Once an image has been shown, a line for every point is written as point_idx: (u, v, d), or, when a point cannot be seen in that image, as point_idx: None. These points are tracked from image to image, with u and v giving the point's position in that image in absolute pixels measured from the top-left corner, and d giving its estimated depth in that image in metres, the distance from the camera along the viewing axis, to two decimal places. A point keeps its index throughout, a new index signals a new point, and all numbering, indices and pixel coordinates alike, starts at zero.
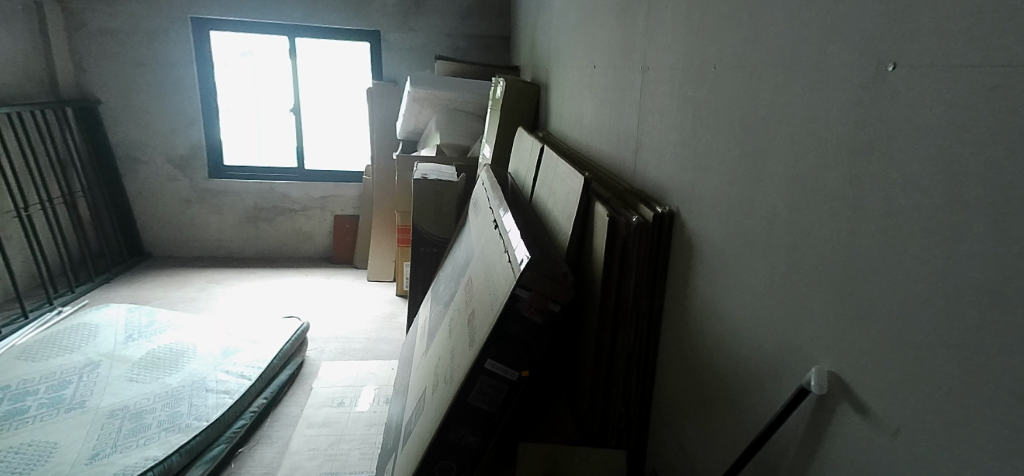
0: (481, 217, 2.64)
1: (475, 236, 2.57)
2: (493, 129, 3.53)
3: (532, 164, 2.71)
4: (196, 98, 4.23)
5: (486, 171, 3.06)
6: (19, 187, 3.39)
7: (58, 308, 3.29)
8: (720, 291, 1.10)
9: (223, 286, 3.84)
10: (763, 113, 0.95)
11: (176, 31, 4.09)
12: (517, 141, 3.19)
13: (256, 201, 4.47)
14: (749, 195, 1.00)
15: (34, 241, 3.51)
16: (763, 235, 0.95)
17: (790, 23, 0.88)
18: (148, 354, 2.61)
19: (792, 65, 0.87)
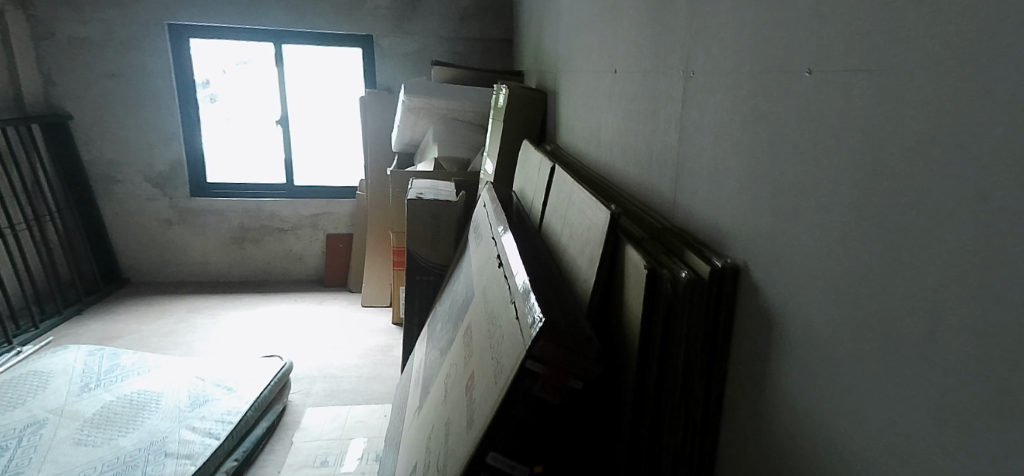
0: (484, 246, 2.32)
1: (478, 271, 2.23)
2: (496, 141, 3.19)
3: (541, 184, 2.39)
4: (175, 112, 3.87)
5: (488, 191, 2.73)
6: None
7: (17, 348, 2.91)
8: (843, 397, 0.77)
9: (204, 313, 3.46)
10: (930, 149, 0.62)
11: (151, 38, 3.72)
12: (522, 155, 2.90)
13: (242, 221, 4.12)
14: (900, 271, 0.67)
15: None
16: (934, 334, 0.62)
17: (996, 7, 0.55)
18: (104, 409, 2.20)
19: (988, 82, 0.56)
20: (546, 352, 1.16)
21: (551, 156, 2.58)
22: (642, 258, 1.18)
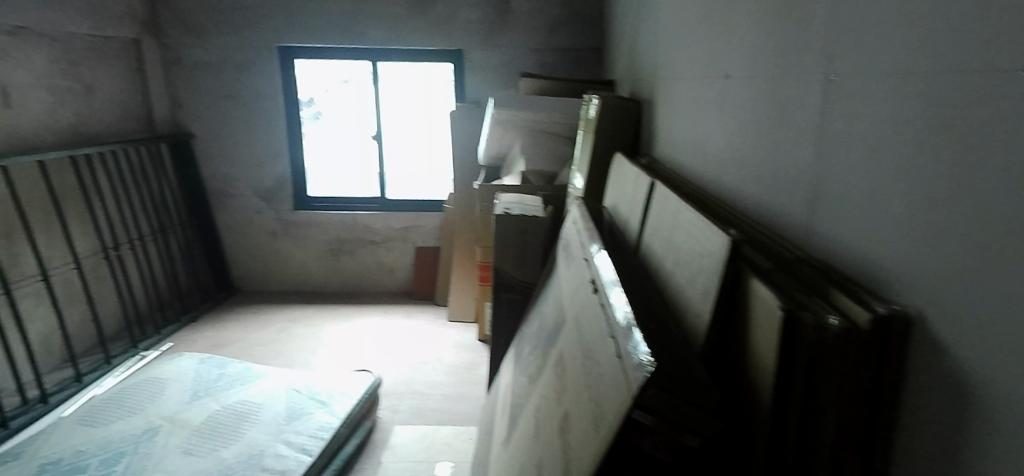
0: (575, 266, 2.19)
1: (570, 297, 2.10)
2: (586, 155, 3.04)
3: (637, 203, 2.21)
4: (282, 129, 4.02)
5: (578, 208, 2.62)
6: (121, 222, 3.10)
7: (142, 353, 2.76)
8: None
9: (302, 322, 3.55)
10: None
11: (263, 60, 3.89)
12: (615, 170, 2.75)
13: (339, 233, 4.21)
14: None
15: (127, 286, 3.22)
16: None
17: None
18: (211, 419, 2.21)
19: None
20: (656, 402, 1.00)
21: (647, 170, 2.40)
22: (776, 295, 0.96)
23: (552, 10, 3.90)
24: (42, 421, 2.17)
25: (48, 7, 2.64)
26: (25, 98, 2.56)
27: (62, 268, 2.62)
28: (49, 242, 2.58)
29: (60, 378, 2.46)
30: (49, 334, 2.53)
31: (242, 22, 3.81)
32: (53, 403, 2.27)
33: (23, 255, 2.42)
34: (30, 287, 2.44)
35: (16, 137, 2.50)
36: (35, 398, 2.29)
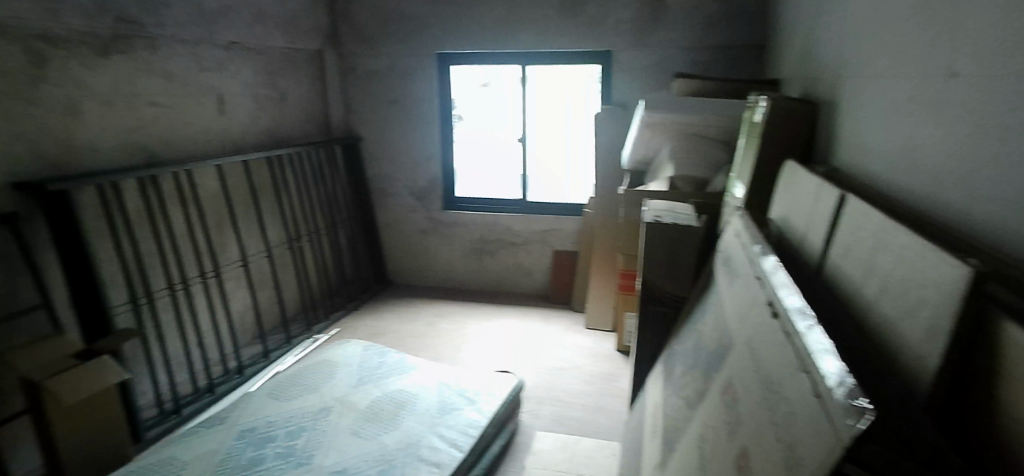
0: (740, 285, 1.96)
1: (734, 321, 1.88)
2: (748, 163, 2.73)
3: (816, 218, 1.91)
4: (436, 132, 4.21)
5: (740, 218, 2.37)
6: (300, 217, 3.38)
7: (314, 336, 3.05)
8: None
9: (447, 317, 3.68)
10: None
11: (423, 67, 4.09)
12: (785, 182, 2.41)
13: (483, 233, 4.32)
14: None
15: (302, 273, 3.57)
16: None
17: None
18: (374, 405, 2.36)
19: None
20: (883, 464, 0.68)
21: (827, 178, 2.07)
22: None
23: (711, 5, 3.64)
24: (239, 390, 2.45)
25: (256, 25, 2.99)
26: (236, 105, 2.92)
27: (258, 255, 2.98)
28: (249, 233, 2.96)
29: (251, 353, 2.79)
30: (245, 312, 2.88)
31: (406, 31, 4.02)
32: (247, 374, 2.56)
33: (230, 243, 2.79)
34: (234, 270, 2.80)
35: (226, 140, 2.85)
36: (234, 369, 2.59)
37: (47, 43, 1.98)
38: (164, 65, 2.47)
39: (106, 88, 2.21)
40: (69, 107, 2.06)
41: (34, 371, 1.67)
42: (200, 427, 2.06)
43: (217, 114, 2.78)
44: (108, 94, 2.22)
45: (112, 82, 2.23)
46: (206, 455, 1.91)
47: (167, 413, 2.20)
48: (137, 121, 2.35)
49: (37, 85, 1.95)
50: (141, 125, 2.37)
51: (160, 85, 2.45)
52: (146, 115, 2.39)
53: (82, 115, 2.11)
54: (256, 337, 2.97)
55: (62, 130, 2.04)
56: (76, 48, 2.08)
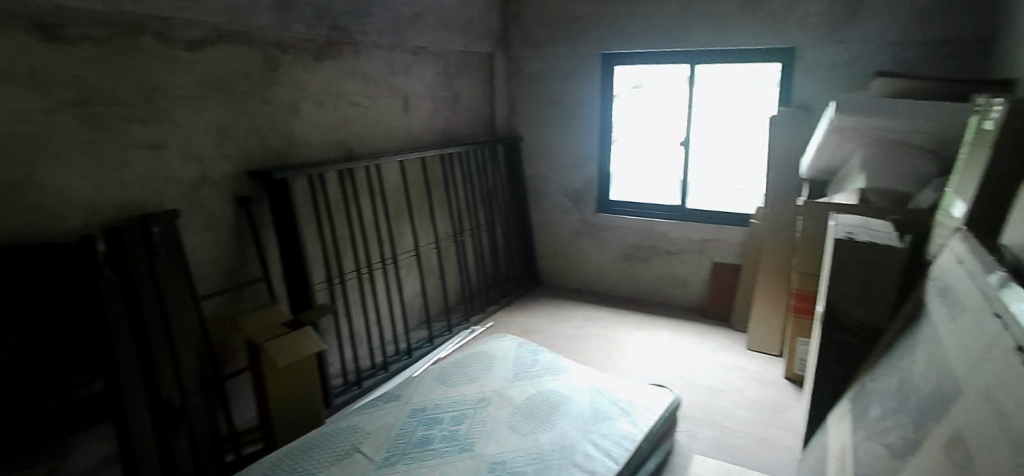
0: (951, 307, 1.60)
1: (960, 363, 1.37)
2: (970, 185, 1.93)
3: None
4: (594, 134, 3.91)
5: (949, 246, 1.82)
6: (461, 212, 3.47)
7: (472, 327, 3.18)
8: None
9: (596, 322, 3.57)
10: None
11: (587, 68, 3.80)
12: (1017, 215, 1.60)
13: (635, 239, 3.92)
14: None
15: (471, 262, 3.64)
16: None
17: None
18: (529, 401, 2.32)
19: None
20: None
21: None
22: None
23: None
24: (408, 371, 2.63)
25: (441, 30, 3.15)
26: (419, 106, 3.14)
27: (427, 246, 3.18)
28: (421, 226, 3.16)
29: (419, 337, 2.98)
30: (415, 298, 3.10)
31: (573, 31, 3.75)
32: (414, 357, 2.73)
33: (405, 233, 3.00)
34: (408, 259, 3.03)
35: (408, 138, 3.07)
36: (404, 350, 2.78)
37: (279, 50, 2.28)
38: (364, 68, 2.73)
39: (319, 90, 2.49)
40: (291, 105, 2.35)
41: (257, 335, 1.93)
42: (377, 402, 2.23)
43: (402, 113, 3.01)
44: (319, 95, 2.49)
45: (324, 84, 2.51)
46: (383, 427, 2.04)
47: (351, 384, 2.43)
48: (340, 119, 2.61)
49: (269, 87, 2.25)
50: (343, 122, 2.63)
51: (359, 86, 2.71)
52: (346, 114, 2.64)
53: (299, 112, 2.39)
54: (422, 322, 3.17)
55: (286, 126, 2.33)
56: (300, 54, 2.37)
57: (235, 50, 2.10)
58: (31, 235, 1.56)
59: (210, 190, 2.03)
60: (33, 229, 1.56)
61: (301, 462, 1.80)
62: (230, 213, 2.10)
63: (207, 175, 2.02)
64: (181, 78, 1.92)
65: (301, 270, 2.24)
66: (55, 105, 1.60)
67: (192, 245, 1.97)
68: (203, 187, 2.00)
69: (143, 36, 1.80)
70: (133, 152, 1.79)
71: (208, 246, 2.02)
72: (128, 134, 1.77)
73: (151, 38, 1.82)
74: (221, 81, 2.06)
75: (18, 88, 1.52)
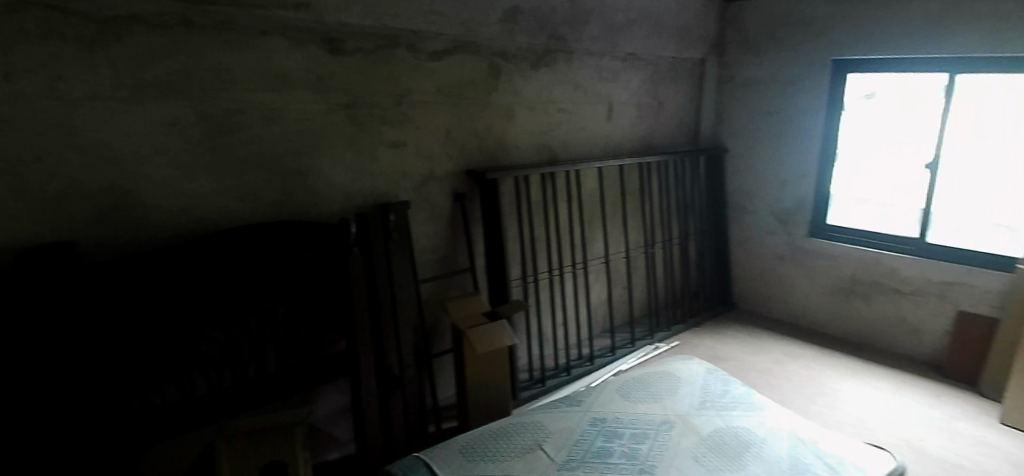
0: None
1: None
2: None
3: None
4: (814, 149, 3.37)
5: None
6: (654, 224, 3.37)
7: (656, 343, 3.08)
8: None
9: (798, 359, 3.19)
10: None
11: (813, 76, 3.29)
12: None
13: (854, 269, 3.32)
14: None
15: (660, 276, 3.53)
16: None
17: None
18: (717, 433, 2.12)
19: None
20: None
21: None
22: None
23: None
24: (589, 378, 2.64)
25: (653, 36, 3.07)
26: (622, 112, 3.11)
27: (617, 254, 3.16)
28: (613, 235, 3.14)
29: (601, 346, 2.98)
30: (600, 305, 3.10)
31: (801, 34, 3.30)
32: (596, 365, 2.74)
33: (597, 240, 3.01)
34: (597, 266, 3.04)
35: (608, 145, 3.06)
36: (587, 356, 2.81)
37: (502, 59, 2.43)
38: (574, 75, 2.78)
39: (533, 96, 2.60)
40: (508, 111, 2.49)
41: (461, 321, 2.11)
42: (560, 404, 2.27)
43: (605, 120, 3.01)
44: (533, 101, 2.60)
45: (538, 91, 2.61)
46: (564, 430, 2.06)
47: (535, 381, 2.53)
48: (549, 124, 2.70)
49: (490, 94, 2.41)
50: (551, 128, 2.71)
51: (568, 93, 2.77)
52: (554, 119, 2.72)
53: (514, 117, 2.52)
54: (606, 330, 3.16)
55: (501, 130, 2.48)
56: (520, 62, 2.51)
57: (467, 60, 2.30)
58: (305, 214, 1.89)
59: (435, 186, 2.25)
60: (306, 209, 1.89)
61: (488, 448, 1.89)
62: (448, 209, 2.32)
63: (434, 172, 2.25)
64: (423, 85, 2.16)
65: (502, 266, 2.37)
66: (332, 108, 1.91)
67: (416, 234, 2.22)
68: (429, 184, 2.24)
69: (399, 48, 2.06)
70: (381, 150, 2.07)
71: (428, 236, 2.25)
72: (379, 134, 2.05)
73: (404, 50, 2.08)
74: (453, 88, 2.27)
75: (308, 92, 1.84)
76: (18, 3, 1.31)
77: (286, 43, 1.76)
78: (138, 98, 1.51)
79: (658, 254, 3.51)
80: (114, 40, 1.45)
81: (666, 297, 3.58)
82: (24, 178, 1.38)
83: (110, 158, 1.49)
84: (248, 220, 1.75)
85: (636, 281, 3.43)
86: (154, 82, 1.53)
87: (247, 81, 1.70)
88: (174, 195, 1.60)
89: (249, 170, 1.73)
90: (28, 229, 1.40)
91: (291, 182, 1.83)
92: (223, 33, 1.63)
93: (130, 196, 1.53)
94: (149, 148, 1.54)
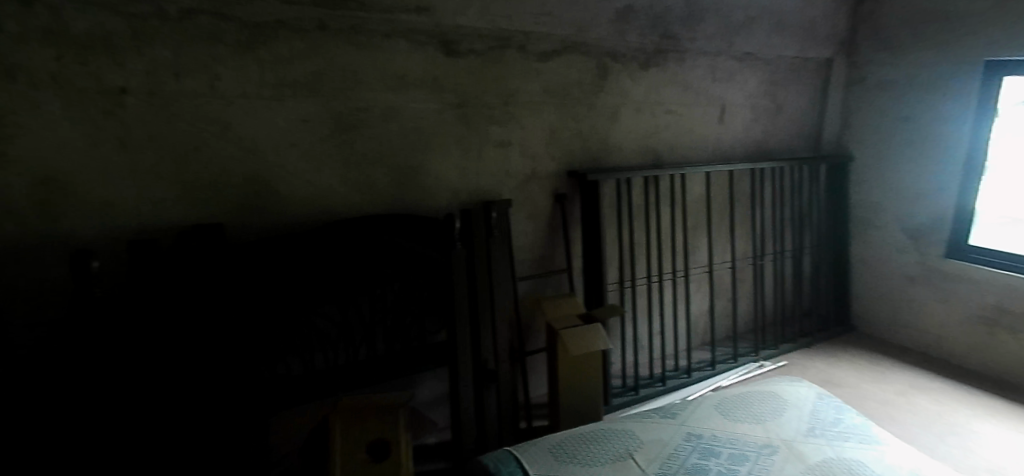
0: None
1: None
2: None
3: None
4: (957, 161, 2.96)
5: None
6: (765, 234, 3.17)
7: (760, 361, 2.89)
8: None
9: (926, 393, 2.83)
10: None
11: (962, 77, 2.90)
12: None
13: (999, 298, 2.87)
14: None
15: (769, 291, 3.31)
16: None
17: None
18: (827, 463, 1.94)
19: None
20: None
21: None
22: None
23: None
24: (685, 390, 2.54)
25: (774, 34, 2.89)
26: (735, 115, 2.96)
27: (721, 264, 3.01)
28: (717, 243, 3.00)
29: (699, 358, 2.86)
30: (701, 316, 2.97)
31: (951, 30, 2.92)
32: (693, 377, 2.63)
33: (700, 248, 2.89)
34: (699, 275, 2.91)
35: (718, 149, 2.92)
36: (683, 368, 2.70)
37: (611, 59, 2.40)
38: (685, 75, 2.68)
39: (640, 97, 2.54)
40: (613, 111, 2.46)
41: (556, 321, 2.11)
42: (653, 415, 2.20)
43: (716, 123, 2.87)
44: (640, 102, 2.54)
45: (646, 91, 2.55)
46: (656, 442, 1.99)
47: (627, 388, 2.48)
48: (655, 127, 2.63)
49: (597, 95, 2.39)
50: (657, 130, 2.64)
51: (677, 94, 2.68)
52: (661, 121, 2.64)
53: (619, 118, 2.48)
54: (705, 343, 3.02)
55: (606, 131, 2.44)
56: (630, 62, 2.46)
57: (576, 60, 2.29)
58: (415, 207, 1.98)
59: (536, 185, 2.27)
60: (417, 203, 1.98)
61: (579, 452, 1.87)
62: (549, 208, 2.32)
63: (536, 171, 2.26)
64: (531, 85, 2.19)
65: (599, 269, 2.34)
66: (444, 107, 1.98)
67: (516, 231, 2.25)
68: (531, 182, 2.26)
69: (510, 48, 2.10)
70: (487, 148, 2.12)
71: (527, 234, 2.28)
72: (486, 133, 2.11)
73: (514, 50, 2.12)
74: (560, 89, 2.27)
75: (424, 92, 1.93)
76: (189, 11, 1.49)
77: (406, 45, 1.86)
78: (279, 96, 1.66)
79: (765, 267, 3.29)
80: (262, 44, 1.61)
81: (774, 312, 3.35)
82: (186, 167, 1.55)
83: (253, 149, 1.64)
84: (365, 211, 1.87)
85: (741, 294, 3.24)
86: (292, 82, 1.68)
87: (370, 81, 1.82)
88: (304, 185, 1.74)
89: (367, 164, 1.85)
90: (188, 213, 1.57)
91: (403, 176, 1.93)
92: (353, 36, 1.75)
93: (268, 185, 1.68)
94: (285, 142, 1.69)
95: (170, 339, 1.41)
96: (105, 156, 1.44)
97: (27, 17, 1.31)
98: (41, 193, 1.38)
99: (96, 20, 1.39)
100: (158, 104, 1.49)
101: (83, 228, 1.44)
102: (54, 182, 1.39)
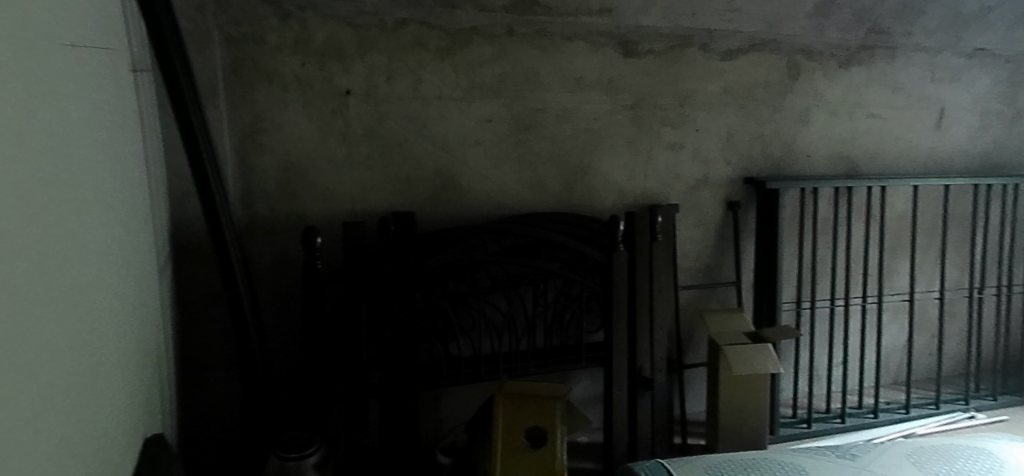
0: None
1: None
2: None
3: None
4: None
5: None
6: (987, 265, 2.64)
7: (970, 413, 2.43)
8: None
9: None
10: None
11: None
12: None
13: None
14: None
15: (989, 331, 2.75)
16: None
17: None
18: None
19: None
20: None
21: None
22: None
23: None
24: (870, 433, 2.24)
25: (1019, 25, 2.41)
26: (958, 121, 2.51)
27: (926, 294, 2.58)
28: (922, 269, 2.58)
29: (889, 399, 2.49)
30: (894, 352, 2.58)
31: None
32: (880, 419, 2.30)
33: (900, 273, 2.51)
34: (895, 304, 2.53)
35: (934, 160, 2.49)
36: (868, 407, 2.38)
37: (804, 57, 2.20)
38: (896, 74, 2.35)
39: (836, 99, 2.28)
40: (803, 114, 2.24)
41: (718, 337, 1.98)
42: (827, 452, 1.96)
43: (933, 129, 2.46)
44: (835, 104, 2.28)
45: (844, 92, 2.28)
46: None
47: (798, 419, 2.26)
48: (853, 132, 2.33)
49: (785, 96, 2.20)
50: (855, 136, 2.34)
51: (884, 96, 2.35)
52: (861, 126, 2.34)
53: (809, 122, 2.25)
54: (898, 383, 2.61)
55: (792, 136, 2.23)
56: (827, 60, 2.23)
57: (763, 59, 2.14)
58: (583, 207, 2.00)
59: (708, 191, 2.15)
60: (586, 203, 1.99)
61: None
62: (720, 216, 2.19)
63: (709, 176, 2.15)
64: (710, 86, 2.09)
65: (773, 285, 2.15)
66: (618, 107, 1.98)
67: (683, 238, 2.15)
68: (702, 188, 2.14)
69: (691, 48, 2.04)
70: (660, 150, 2.06)
71: (695, 242, 2.17)
72: (659, 135, 2.05)
73: (696, 50, 2.05)
74: (742, 90, 2.14)
75: (599, 93, 1.95)
76: (403, 21, 1.69)
77: (587, 47, 1.91)
78: (468, 97, 1.80)
79: (986, 303, 2.74)
80: (458, 49, 1.76)
81: (995, 358, 2.77)
82: (390, 161, 1.75)
83: (443, 146, 1.79)
84: (536, 207, 1.94)
85: (951, 332, 2.73)
86: (481, 84, 1.81)
87: (550, 83, 1.88)
88: (482, 181, 1.86)
89: (541, 162, 1.92)
90: (387, 201, 1.76)
91: (574, 176, 1.96)
92: (537, 40, 1.85)
93: (453, 179, 1.82)
94: (470, 139, 1.82)
95: (372, 309, 1.61)
96: (330, 148, 1.68)
97: (285, 29, 1.59)
98: (283, 177, 1.65)
99: (333, 31, 1.63)
100: (372, 105, 1.70)
101: (309, 209, 1.69)
102: (292, 168, 1.65)
